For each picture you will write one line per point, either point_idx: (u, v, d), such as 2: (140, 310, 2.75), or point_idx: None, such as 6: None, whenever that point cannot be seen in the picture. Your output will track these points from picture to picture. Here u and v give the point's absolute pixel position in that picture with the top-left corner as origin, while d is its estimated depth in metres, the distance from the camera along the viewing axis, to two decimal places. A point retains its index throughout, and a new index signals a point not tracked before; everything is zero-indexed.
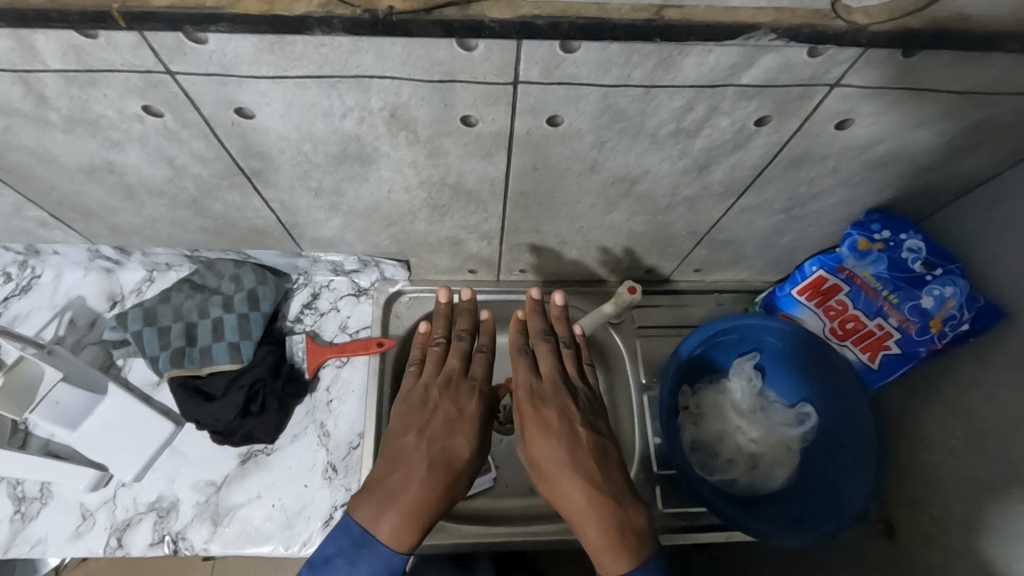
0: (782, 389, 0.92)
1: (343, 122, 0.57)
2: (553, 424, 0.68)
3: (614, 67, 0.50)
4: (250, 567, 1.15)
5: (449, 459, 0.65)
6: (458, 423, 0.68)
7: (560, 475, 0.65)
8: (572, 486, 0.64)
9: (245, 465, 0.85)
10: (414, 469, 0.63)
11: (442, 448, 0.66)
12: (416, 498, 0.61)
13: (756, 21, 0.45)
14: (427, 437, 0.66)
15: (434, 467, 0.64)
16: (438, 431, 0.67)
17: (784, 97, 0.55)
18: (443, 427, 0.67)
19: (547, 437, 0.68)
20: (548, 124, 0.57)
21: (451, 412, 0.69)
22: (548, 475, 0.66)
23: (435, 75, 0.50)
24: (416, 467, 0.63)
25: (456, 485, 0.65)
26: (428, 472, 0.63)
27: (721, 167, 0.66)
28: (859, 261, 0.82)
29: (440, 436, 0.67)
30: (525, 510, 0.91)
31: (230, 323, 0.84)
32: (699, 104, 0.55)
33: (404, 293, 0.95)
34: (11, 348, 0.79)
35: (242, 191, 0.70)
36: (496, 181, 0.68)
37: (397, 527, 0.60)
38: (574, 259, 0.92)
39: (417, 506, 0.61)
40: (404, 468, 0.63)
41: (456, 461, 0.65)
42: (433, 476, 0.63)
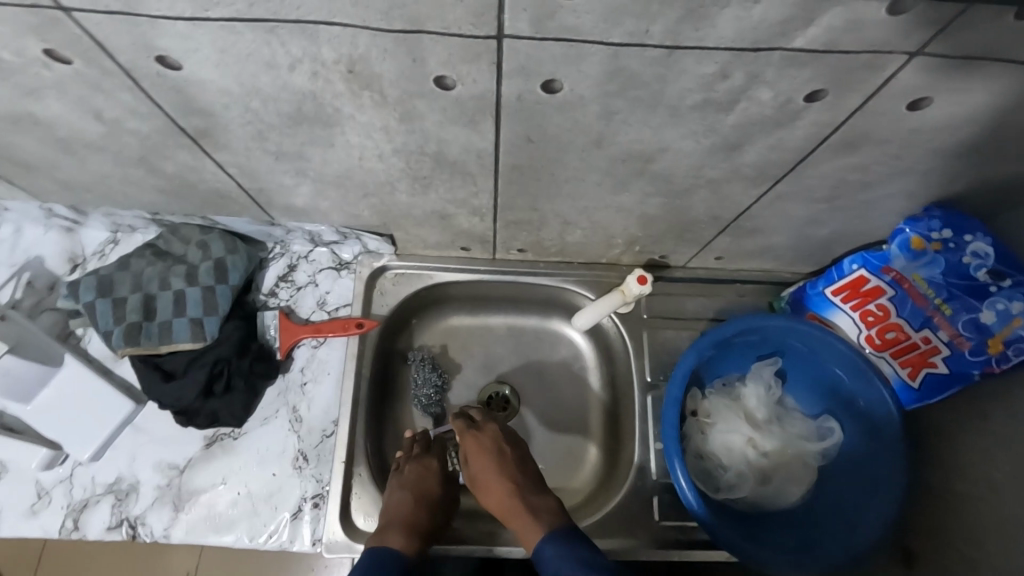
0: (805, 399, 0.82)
1: (291, 76, 0.46)
2: (482, 443, 0.75)
3: (628, 18, 0.38)
4: None
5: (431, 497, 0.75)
6: (428, 471, 0.77)
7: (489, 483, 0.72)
8: (501, 489, 0.71)
9: (209, 449, 0.79)
10: (404, 500, 0.72)
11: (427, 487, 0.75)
12: (409, 516, 0.70)
13: None
14: (407, 481, 0.75)
15: (420, 499, 0.73)
16: (413, 476, 0.76)
17: (846, 65, 0.43)
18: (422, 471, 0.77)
19: (482, 452, 0.74)
20: (544, 89, 0.46)
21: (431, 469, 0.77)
22: (482, 486, 0.72)
23: (397, 23, 0.39)
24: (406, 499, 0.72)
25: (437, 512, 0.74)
26: (412, 500, 0.72)
27: (757, 148, 0.54)
28: (910, 263, 0.71)
29: (423, 481, 0.75)
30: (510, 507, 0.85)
31: (193, 297, 0.76)
32: (736, 72, 0.43)
33: (389, 268, 0.87)
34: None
35: (191, 152, 0.60)
36: (485, 154, 0.57)
37: (401, 538, 0.67)
38: (578, 242, 0.82)
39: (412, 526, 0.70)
40: (392, 505, 0.72)
41: (433, 493, 0.76)
42: (422, 507, 0.73)
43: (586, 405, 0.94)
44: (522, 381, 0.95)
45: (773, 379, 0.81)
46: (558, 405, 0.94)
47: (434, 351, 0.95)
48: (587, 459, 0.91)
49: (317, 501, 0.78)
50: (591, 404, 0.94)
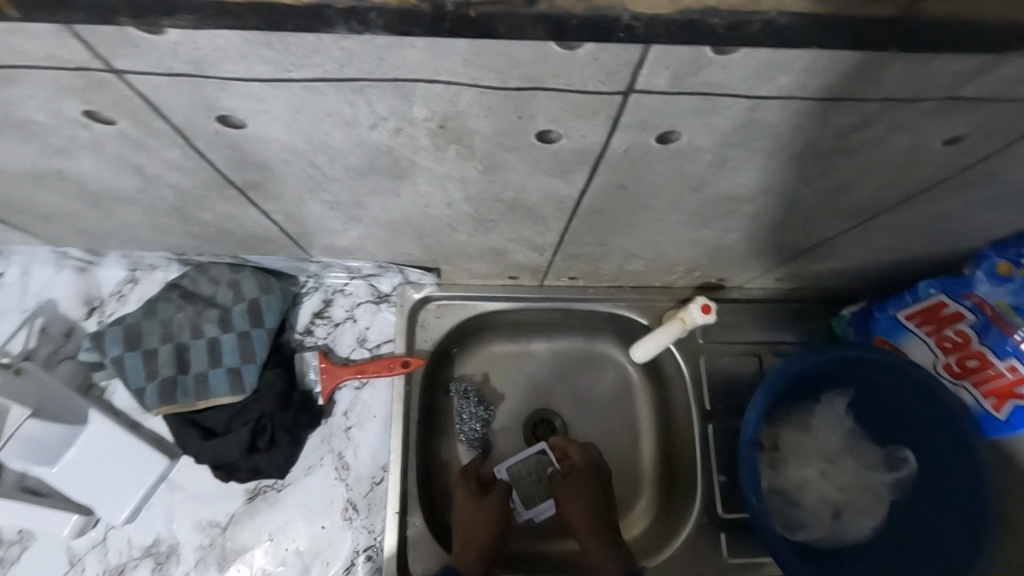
0: (875, 425, 0.79)
1: (370, 133, 0.40)
2: (583, 473, 0.81)
3: (785, 72, 0.33)
4: None
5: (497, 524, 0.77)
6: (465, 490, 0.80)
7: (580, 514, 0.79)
8: (590, 518, 0.79)
9: (252, 503, 0.74)
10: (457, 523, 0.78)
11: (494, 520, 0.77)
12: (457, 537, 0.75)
13: None
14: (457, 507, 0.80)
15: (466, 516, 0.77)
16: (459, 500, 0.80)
17: (1003, 111, 0.39)
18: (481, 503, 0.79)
19: (582, 480, 0.81)
20: (658, 140, 0.41)
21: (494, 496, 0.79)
22: (569, 510, 0.80)
23: (512, 81, 0.34)
24: (475, 525, 0.76)
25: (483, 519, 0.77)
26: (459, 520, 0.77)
27: (868, 187, 0.50)
28: (995, 289, 0.68)
29: (487, 510, 0.78)
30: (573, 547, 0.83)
31: (229, 344, 0.71)
32: (881, 120, 0.39)
33: (432, 300, 0.82)
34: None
35: (235, 202, 0.54)
36: (566, 199, 0.52)
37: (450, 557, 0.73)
38: (636, 269, 0.77)
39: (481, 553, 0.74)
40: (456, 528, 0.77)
41: (472, 505, 0.78)
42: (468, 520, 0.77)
43: (637, 432, 0.90)
44: (570, 409, 0.91)
45: (844, 410, 0.78)
46: (609, 433, 0.90)
47: (475, 380, 0.90)
48: (643, 491, 0.87)
49: (371, 553, 0.74)
50: (643, 432, 0.90)
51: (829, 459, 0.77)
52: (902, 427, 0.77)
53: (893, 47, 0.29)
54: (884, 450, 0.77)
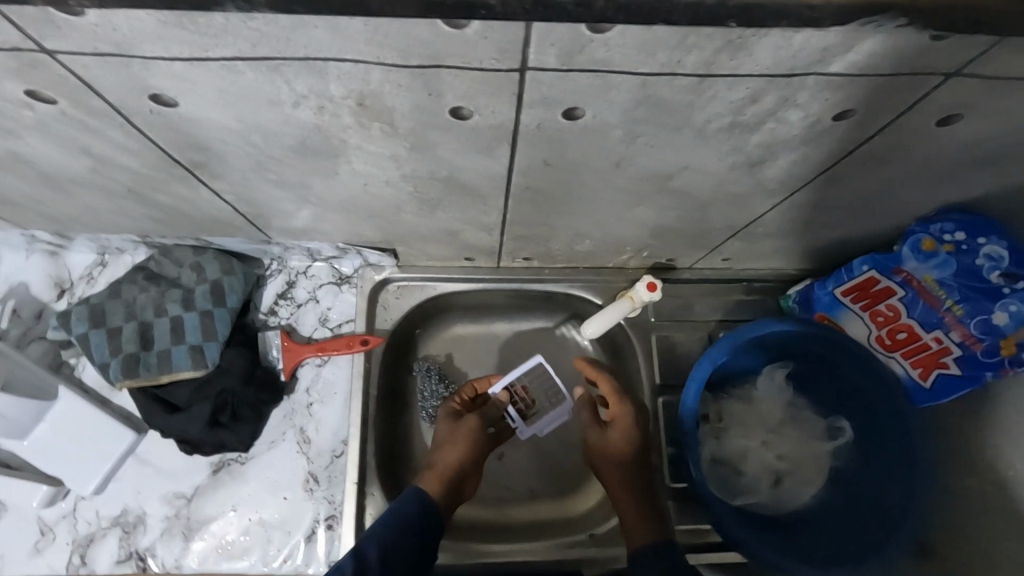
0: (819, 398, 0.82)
1: (296, 111, 0.43)
2: (621, 425, 0.76)
3: (662, 49, 0.36)
4: None
5: (470, 450, 0.77)
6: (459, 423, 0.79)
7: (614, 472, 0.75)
8: (628, 480, 0.74)
9: (216, 476, 0.77)
10: (441, 450, 0.77)
11: (466, 449, 0.77)
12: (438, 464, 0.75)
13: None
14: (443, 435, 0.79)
15: (450, 444, 0.77)
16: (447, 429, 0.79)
17: (881, 88, 0.41)
18: (454, 431, 0.78)
19: (621, 432, 0.76)
20: (565, 116, 0.44)
21: (469, 421, 0.79)
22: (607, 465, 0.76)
23: (414, 59, 0.37)
24: (444, 452, 0.76)
25: (468, 455, 0.77)
26: (444, 448, 0.77)
27: (779, 163, 0.53)
28: (921, 264, 0.71)
29: (458, 437, 0.78)
30: (532, 517, 0.86)
31: (191, 323, 0.74)
32: (768, 95, 0.42)
33: (391, 281, 0.85)
34: None
35: (186, 182, 0.56)
36: (498, 176, 0.55)
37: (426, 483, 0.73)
38: (587, 250, 0.80)
39: (446, 479, 0.74)
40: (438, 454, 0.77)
41: (464, 437, 0.78)
42: (454, 450, 0.77)
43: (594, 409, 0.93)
44: None
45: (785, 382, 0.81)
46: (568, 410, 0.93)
47: (439, 360, 0.93)
48: None
49: (332, 522, 0.78)
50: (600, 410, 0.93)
51: (772, 430, 0.80)
52: (843, 399, 0.80)
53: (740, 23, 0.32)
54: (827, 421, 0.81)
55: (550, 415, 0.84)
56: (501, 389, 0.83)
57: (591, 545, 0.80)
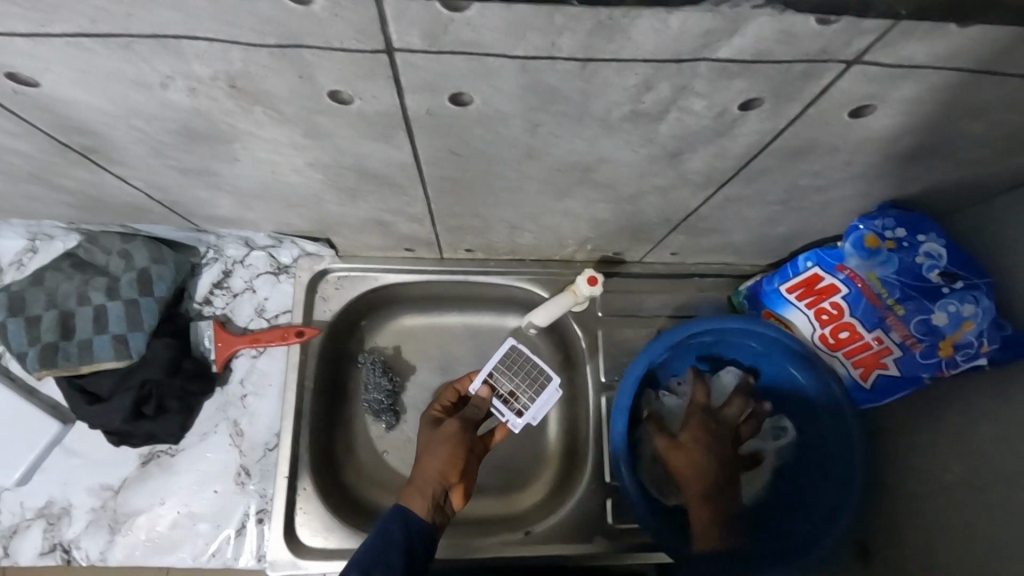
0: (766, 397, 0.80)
1: (168, 93, 0.41)
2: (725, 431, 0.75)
3: (530, 31, 0.34)
4: None
5: (455, 455, 0.70)
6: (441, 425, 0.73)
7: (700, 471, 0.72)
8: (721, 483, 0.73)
9: (145, 468, 0.76)
10: (423, 456, 0.70)
11: (449, 450, 0.70)
12: (422, 473, 0.68)
13: None
14: (424, 440, 0.72)
15: (433, 449, 0.70)
16: (426, 435, 0.73)
17: (781, 76, 0.39)
18: (432, 438, 0.71)
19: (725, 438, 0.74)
20: (453, 103, 0.42)
21: (449, 425, 0.72)
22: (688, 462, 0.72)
23: (270, 38, 0.35)
24: (425, 461, 0.69)
25: (455, 459, 0.69)
26: (426, 453, 0.70)
27: (698, 155, 0.51)
28: (864, 261, 0.68)
29: (438, 442, 0.70)
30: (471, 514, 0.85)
31: (115, 312, 0.72)
32: (662, 82, 0.39)
33: (331, 272, 0.83)
34: None
35: (86, 167, 0.54)
36: (407, 165, 0.53)
37: (411, 496, 0.66)
38: (527, 242, 0.78)
39: (432, 489, 0.67)
40: (420, 461, 0.70)
41: (448, 440, 0.71)
42: (438, 455, 0.69)
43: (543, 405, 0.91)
44: None
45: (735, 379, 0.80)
46: None
47: (386, 352, 0.90)
48: (548, 464, 0.87)
49: (263, 517, 0.76)
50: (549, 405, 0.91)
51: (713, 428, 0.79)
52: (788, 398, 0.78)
53: None
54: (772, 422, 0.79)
55: (537, 399, 0.76)
56: (481, 384, 0.77)
57: (527, 544, 0.78)
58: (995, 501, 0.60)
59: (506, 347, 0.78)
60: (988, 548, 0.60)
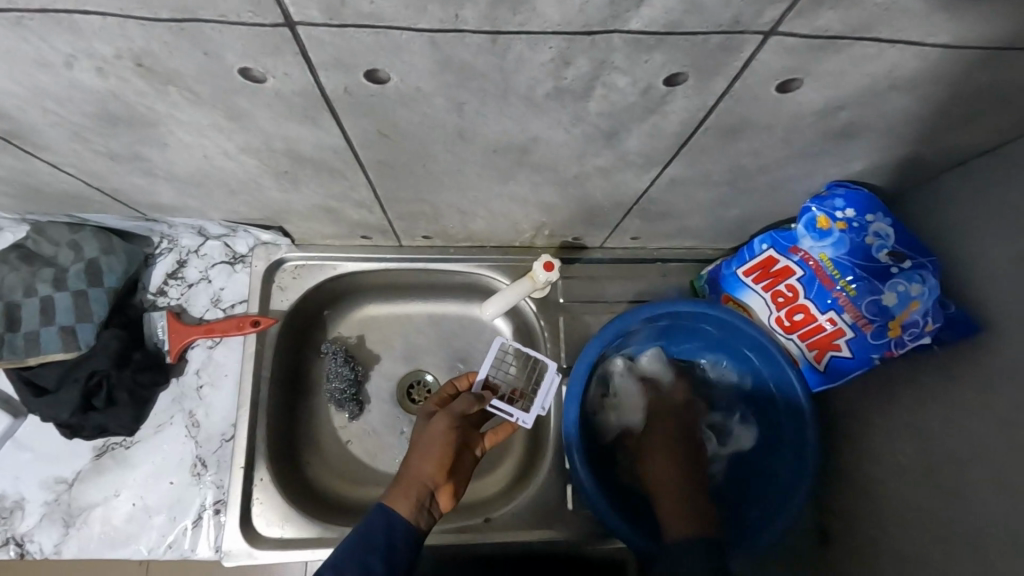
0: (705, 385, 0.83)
1: (75, 74, 0.40)
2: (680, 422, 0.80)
3: (429, 2, 0.33)
4: None
5: (443, 455, 0.68)
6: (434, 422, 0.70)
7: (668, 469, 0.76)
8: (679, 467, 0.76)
9: (100, 460, 0.75)
10: (414, 453, 0.68)
11: (438, 449, 0.68)
12: (412, 473, 0.66)
13: None
14: (417, 436, 0.70)
15: (425, 447, 0.68)
16: (419, 430, 0.71)
17: (699, 49, 0.38)
18: (424, 434, 0.70)
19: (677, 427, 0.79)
20: (370, 80, 0.41)
21: (442, 421, 0.70)
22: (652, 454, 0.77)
23: (164, 12, 0.34)
24: (414, 460, 0.67)
25: (444, 459, 0.68)
26: (417, 450, 0.68)
27: (633, 134, 0.50)
28: (817, 242, 0.67)
29: (428, 439, 0.69)
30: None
31: (62, 303, 0.71)
32: (579, 57, 0.39)
33: (288, 260, 0.82)
34: None
35: (14, 152, 0.53)
36: (339, 148, 0.52)
37: (398, 496, 0.64)
38: (482, 228, 0.77)
39: (418, 490, 0.65)
40: (410, 459, 0.68)
41: (439, 438, 0.68)
42: (427, 456, 0.67)
43: None
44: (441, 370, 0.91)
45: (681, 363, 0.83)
46: None
47: (349, 342, 0.90)
48: (512, 451, 0.87)
49: (219, 508, 0.76)
50: None
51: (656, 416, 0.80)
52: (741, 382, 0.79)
53: None
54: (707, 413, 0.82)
55: (541, 391, 0.76)
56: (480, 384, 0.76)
57: (484, 530, 0.77)
58: (945, 482, 0.60)
59: (496, 347, 0.76)
60: (938, 528, 0.60)
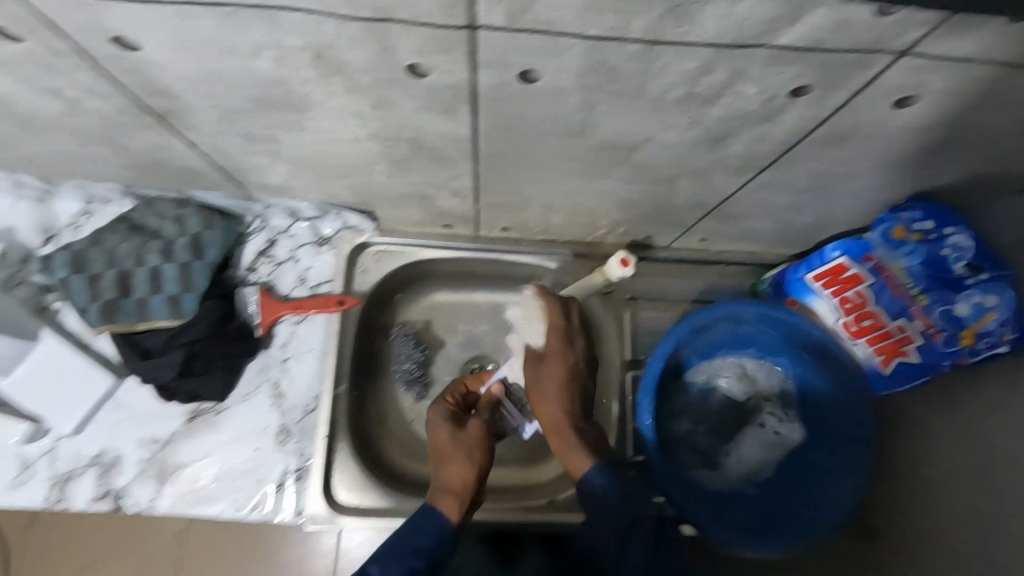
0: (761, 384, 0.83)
1: (255, 59, 0.44)
2: (561, 343, 0.72)
3: (606, 12, 0.36)
4: None
5: (480, 462, 0.69)
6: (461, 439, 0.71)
7: (553, 403, 0.70)
8: (563, 386, 0.71)
9: (192, 423, 0.80)
10: (450, 462, 0.69)
11: (476, 455, 0.70)
12: (456, 482, 0.67)
13: None
14: (450, 445, 0.70)
15: (465, 459, 0.69)
16: (446, 440, 0.71)
17: (832, 64, 0.42)
18: (455, 441, 0.71)
19: (556, 347, 0.72)
20: (521, 79, 0.44)
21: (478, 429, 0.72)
22: (540, 372, 0.72)
23: (364, 11, 0.37)
24: (448, 468, 0.68)
25: (483, 461, 0.69)
26: (455, 462, 0.69)
27: (741, 140, 0.53)
28: (891, 251, 0.71)
29: (468, 445, 0.71)
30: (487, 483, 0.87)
31: (170, 274, 0.75)
32: (720, 67, 0.42)
33: (371, 244, 0.85)
34: None
35: (158, 130, 0.57)
36: (462, 139, 0.55)
37: (450, 501, 0.65)
38: (561, 223, 0.81)
39: (466, 492, 0.67)
40: (443, 467, 0.68)
41: (473, 453, 0.70)
42: (470, 462, 0.69)
43: None
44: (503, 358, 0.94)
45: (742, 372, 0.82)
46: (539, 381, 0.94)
47: (417, 325, 0.91)
48: None
49: (301, 475, 0.80)
50: None
51: (716, 422, 0.82)
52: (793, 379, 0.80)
53: None
54: (757, 407, 0.81)
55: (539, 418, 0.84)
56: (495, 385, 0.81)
57: (549, 510, 0.81)
58: (998, 483, 0.63)
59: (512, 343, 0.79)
60: (993, 524, 0.63)
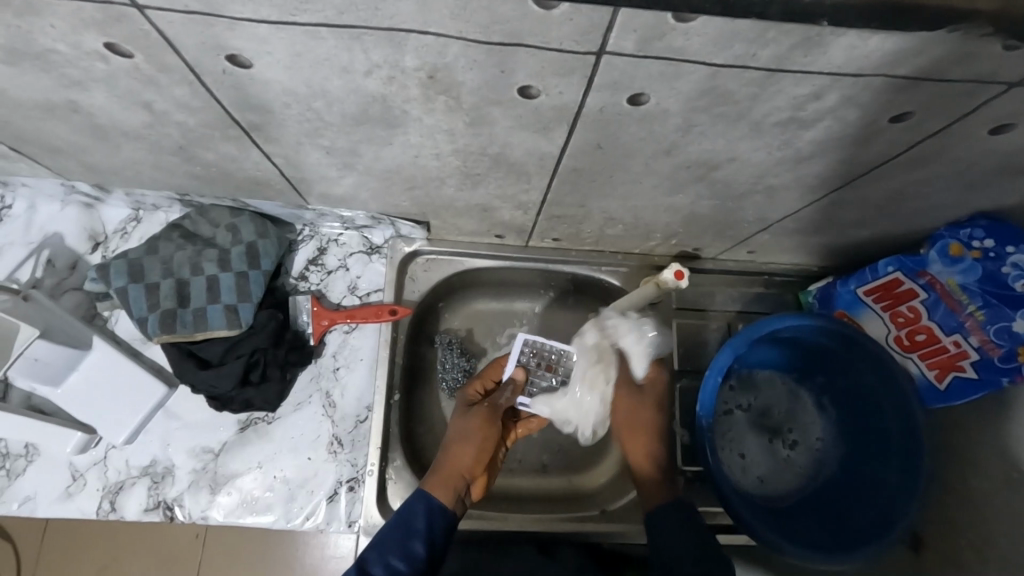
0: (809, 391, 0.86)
1: (365, 80, 0.44)
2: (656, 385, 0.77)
3: (739, 42, 0.37)
4: (249, 541, 0.93)
5: (484, 449, 0.73)
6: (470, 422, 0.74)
7: (648, 449, 0.75)
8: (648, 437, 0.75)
9: (244, 433, 0.80)
10: (453, 443, 0.72)
11: (478, 434, 0.73)
12: (448, 466, 0.70)
13: (970, 8, 0.33)
14: (458, 427, 0.74)
15: (464, 444, 0.72)
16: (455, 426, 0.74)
17: (941, 94, 0.42)
18: (461, 425, 0.74)
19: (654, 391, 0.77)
20: (629, 102, 0.45)
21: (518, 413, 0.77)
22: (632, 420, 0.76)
23: (494, 36, 0.37)
24: (446, 453, 0.71)
25: (484, 455, 0.72)
26: (450, 447, 0.72)
27: (827, 160, 0.54)
28: (946, 268, 0.71)
29: (473, 434, 0.73)
30: (524, 491, 0.84)
31: (227, 282, 0.75)
32: (831, 95, 0.43)
33: (421, 253, 0.85)
34: (22, 274, 0.79)
35: (238, 143, 0.57)
36: (546, 157, 0.56)
37: (438, 484, 0.68)
38: (616, 235, 0.80)
39: (458, 482, 0.69)
40: (444, 451, 0.72)
41: (478, 442, 0.72)
42: (472, 450, 0.72)
43: None
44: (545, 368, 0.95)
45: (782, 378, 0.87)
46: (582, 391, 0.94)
47: (460, 334, 0.90)
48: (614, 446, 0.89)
49: (353, 485, 0.79)
50: None
51: (763, 426, 0.85)
52: (839, 387, 0.83)
53: (817, 20, 0.33)
54: (797, 418, 0.86)
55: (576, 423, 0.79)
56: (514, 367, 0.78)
57: (602, 521, 0.79)
58: None
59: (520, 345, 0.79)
60: None
